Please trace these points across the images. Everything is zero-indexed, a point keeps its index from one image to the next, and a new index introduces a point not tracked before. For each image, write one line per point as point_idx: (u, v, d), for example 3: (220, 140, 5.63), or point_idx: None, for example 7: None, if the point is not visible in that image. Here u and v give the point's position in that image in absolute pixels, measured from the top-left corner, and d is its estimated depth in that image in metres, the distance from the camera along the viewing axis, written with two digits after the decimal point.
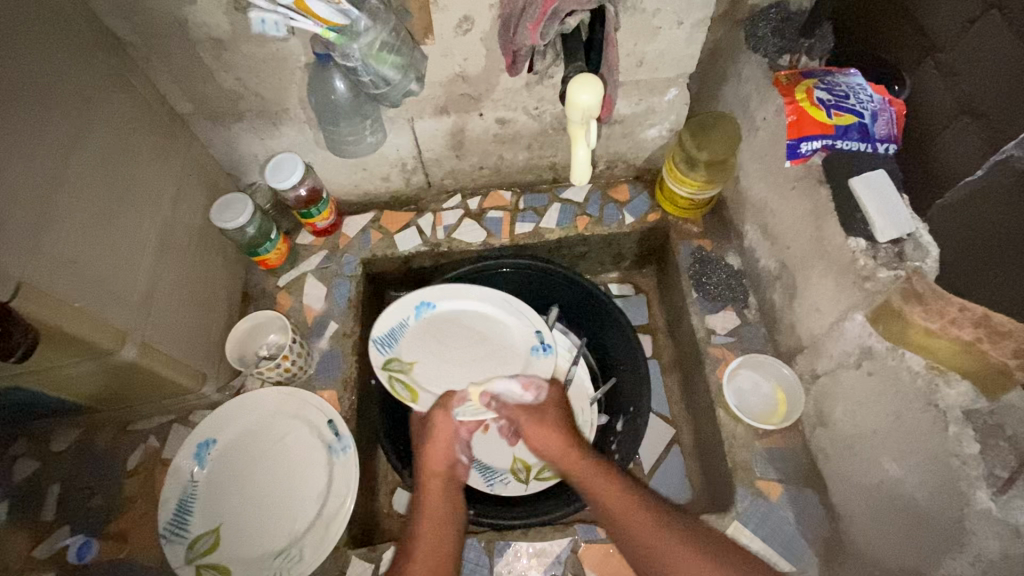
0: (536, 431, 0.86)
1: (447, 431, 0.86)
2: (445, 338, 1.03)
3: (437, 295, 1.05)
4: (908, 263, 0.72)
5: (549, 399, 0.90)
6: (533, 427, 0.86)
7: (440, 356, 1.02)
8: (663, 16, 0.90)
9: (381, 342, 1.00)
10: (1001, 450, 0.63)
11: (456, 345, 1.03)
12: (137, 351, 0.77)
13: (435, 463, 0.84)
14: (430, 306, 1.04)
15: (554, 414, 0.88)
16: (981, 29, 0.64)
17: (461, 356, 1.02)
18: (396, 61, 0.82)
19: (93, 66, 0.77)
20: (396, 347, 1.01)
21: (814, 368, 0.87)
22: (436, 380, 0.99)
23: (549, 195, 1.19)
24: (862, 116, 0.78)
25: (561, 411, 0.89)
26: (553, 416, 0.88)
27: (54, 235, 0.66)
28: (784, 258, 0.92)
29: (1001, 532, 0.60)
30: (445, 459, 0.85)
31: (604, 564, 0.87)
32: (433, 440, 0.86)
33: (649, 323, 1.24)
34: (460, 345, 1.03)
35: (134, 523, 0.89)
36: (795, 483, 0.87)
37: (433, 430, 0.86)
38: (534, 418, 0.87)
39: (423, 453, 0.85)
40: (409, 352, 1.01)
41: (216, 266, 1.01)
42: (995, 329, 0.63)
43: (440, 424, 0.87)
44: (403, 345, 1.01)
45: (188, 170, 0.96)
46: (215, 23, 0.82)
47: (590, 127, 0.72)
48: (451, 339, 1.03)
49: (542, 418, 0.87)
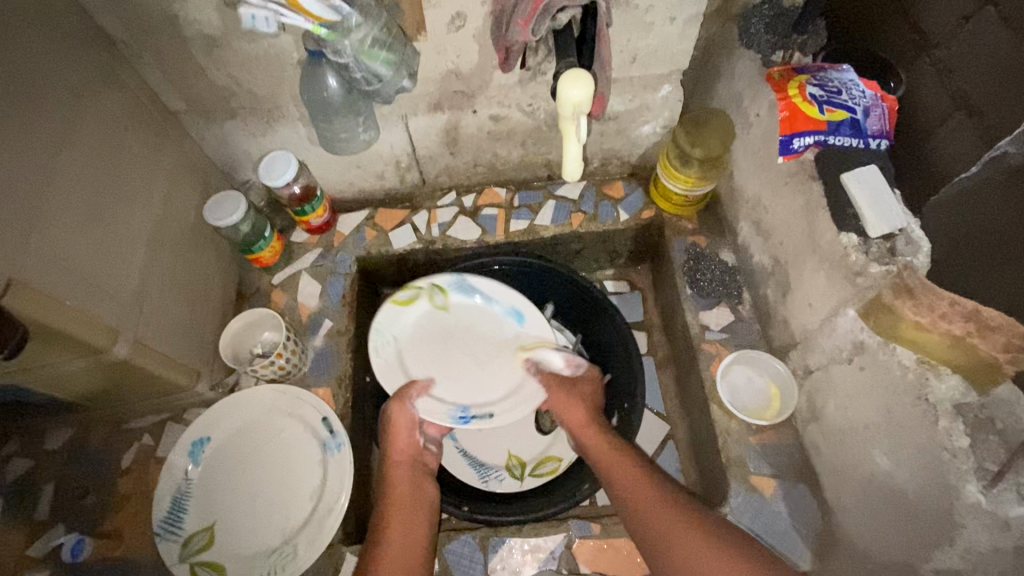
0: (564, 400, 0.94)
1: (406, 422, 0.92)
2: (479, 338, 1.02)
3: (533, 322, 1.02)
4: (899, 258, 0.71)
5: (587, 377, 0.98)
6: (560, 396, 0.95)
7: (466, 335, 1.03)
8: (655, 12, 0.90)
9: (458, 282, 1.03)
10: (991, 444, 0.63)
11: (475, 345, 1.02)
12: (129, 349, 0.77)
13: (400, 449, 0.91)
14: (518, 324, 1.03)
15: (582, 389, 0.95)
16: (976, 26, 0.63)
17: (470, 367, 1.01)
18: (388, 58, 0.82)
19: (84, 64, 0.77)
20: (457, 295, 1.03)
21: (807, 363, 0.87)
22: (424, 330, 1.02)
23: (544, 192, 1.18)
24: (855, 112, 0.78)
25: (590, 391, 0.96)
26: (581, 392, 0.95)
27: (44, 234, 0.66)
28: (777, 254, 0.92)
29: (990, 525, 0.61)
30: (407, 447, 0.91)
31: (598, 559, 0.87)
32: (394, 431, 0.91)
33: (644, 319, 1.24)
34: (475, 353, 1.02)
35: (128, 521, 0.89)
36: (788, 478, 0.87)
37: (391, 423, 0.92)
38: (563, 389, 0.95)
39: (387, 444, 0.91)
40: (455, 308, 1.03)
41: (210, 264, 1.01)
42: (986, 324, 0.62)
43: (396, 416, 0.92)
44: (460, 301, 1.04)
45: (181, 168, 0.96)
46: (206, 19, 0.82)
47: (580, 122, 0.72)
48: (475, 339, 1.02)
49: (571, 392, 0.95)
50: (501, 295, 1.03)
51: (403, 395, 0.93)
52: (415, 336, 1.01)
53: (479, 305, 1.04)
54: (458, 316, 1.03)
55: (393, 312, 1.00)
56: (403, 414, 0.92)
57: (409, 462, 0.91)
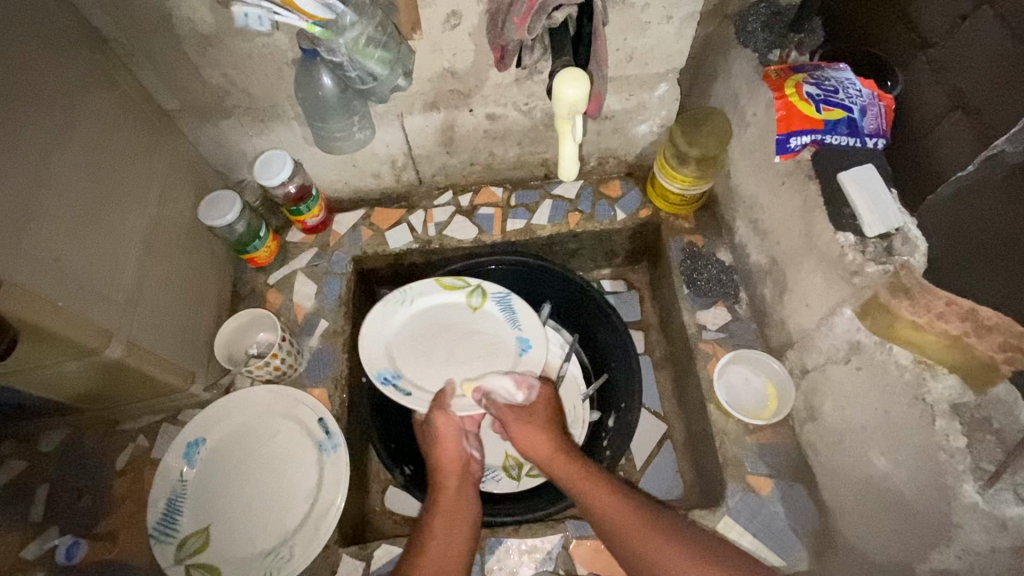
0: (525, 432, 0.88)
1: (450, 433, 0.89)
2: (479, 346, 1.02)
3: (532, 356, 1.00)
4: (897, 258, 0.71)
5: (541, 397, 0.93)
6: (520, 427, 0.89)
7: (468, 335, 1.04)
8: (651, 11, 0.90)
9: (497, 294, 1.05)
10: (988, 443, 0.63)
11: (471, 346, 1.02)
12: (123, 351, 0.77)
13: (449, 464, 0.88)
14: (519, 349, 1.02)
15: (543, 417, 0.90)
16: (974, 26, 0.63)
17: (447, 358, 1.01)
18: (383, 57, 0.81)
19: (76, 63, 0.77)
20: (489, 307, 1.05)
21: (804, 363, 0.87)
22: (444, 314, 1.05)
23: (540, 191, 1.18)
24: (851, 111, 0.78)
25: (548, 415, 0.90)
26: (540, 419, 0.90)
27: (35, 234, 0.65)
28: (774, 253, 0.92)
29: (988, 525, 0.61)
30: (455, 458, 0.88)
31: (596, 560, 0.87)
32: (441, 444, 0.88)
33: (641, 319, 1.24)
34: (462, 352, 1.02)
35: (124, 523, 0.89)
36: (785, 477, 0.87)
37: (437, 434, 0.88)
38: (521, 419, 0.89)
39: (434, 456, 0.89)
40: (475, 312, 1.05)
41: (205, 264, 1.00)
42: (982, 324, 0.63)
43: (441, 426, 0.88)
44: (487, 315, 1.05)
45: (175, 167, 0.95)
46: (200, 18, 0.82)
47: (576, 123, 0.72)
48: (469, 340, 1.03)
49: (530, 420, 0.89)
50: (513, 319, 1.04)
51: (440, 404, 0.90)
52: (433, 312, 1.05)
53: (500, 322, 1.04)
54: (477, 323, 1.05)
55: (432, 287, 1.05)
56: (448, 425, 0.89)
57: (459, 478, 0.87)
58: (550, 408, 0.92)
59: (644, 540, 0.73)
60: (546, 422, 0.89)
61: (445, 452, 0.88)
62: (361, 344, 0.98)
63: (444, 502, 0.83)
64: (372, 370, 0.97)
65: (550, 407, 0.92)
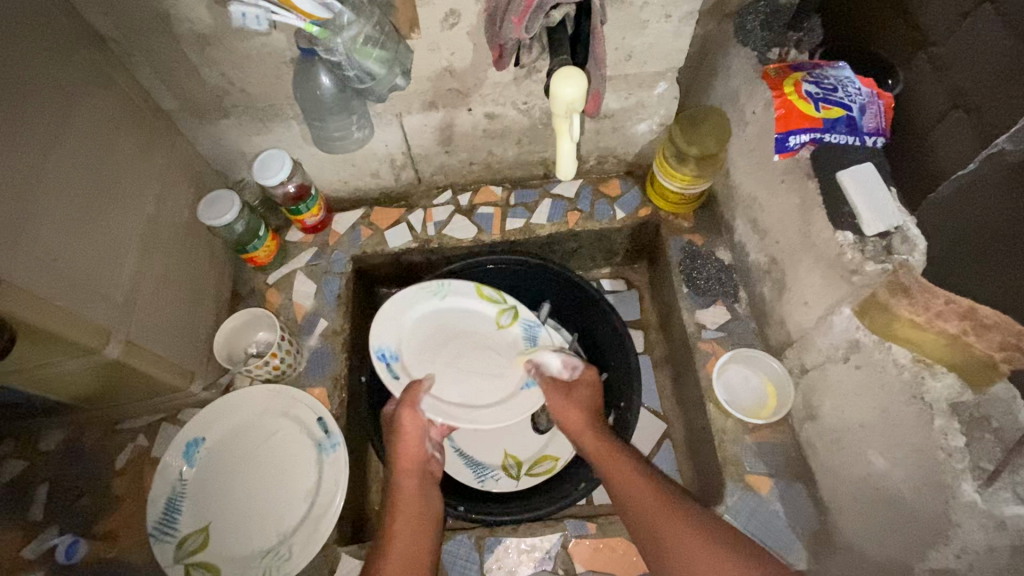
0: (562, 403, 0.93)
1: (414, 429, 0.90)
2: (490, 365, 1.02)
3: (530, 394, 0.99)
4: (895, 257, 0.71)
5: (586, 379, 0.97)
6: (559, 398, 0.94)
7: (482, 349, 1.03)
8: (650, 10, 0.89)
9: (527, 322, 1.05)
10: (986, 443, 0.62)
11: (483, 359, 1.02)
12: (121, 350, 0.77)
13: (410, 459, 0.89)
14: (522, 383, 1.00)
15: (580, 393, 0.95)
16: (974, 23, 0.63)
17: (462, 359, 1.02)
18: (380, 55, 0.81)
19: (74, 62, 0.77)
20: (516, 328, 1.05)
21: (803, 362, 0.87)
22: (470, 320, 1.05)
23: (539, 190, 1.18)
24: (851, 109, 0.77)
25: (589, 395, 0.95)
26: (580, 394, 0.94)
27: (33, 234, 0.65)
28: (773, 252, 0.92)
29: (986, 524, 0.61)
30: (416, 455, 0.90)
31: (594, 560, 0.87)
32: (403, 439, 0.90)
33: (641, 318, 1.24)
34: (479, 358, 1.02)
35: (123, 522, 0.89)
36: (784, 477, 0.87)
37: (401, 430, 0.90)
38: (561, 392, 0.95)
39: (395, 451, 0.90)
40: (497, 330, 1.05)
41: (204, 264, 1.00)
42: (981, 322, 0.63)
43: (406, 421, 0.90)
44: (514, 334, 1.05)
45: (173, 167, 0.95)
46: (198, 17, 0.82)
47: (574, 121, 0.72)
48: (486, 349, 1.03)
49: (568, 394, 0.94)
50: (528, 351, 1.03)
51: (411, 400, 0.91)
52: (461, 313, 1.05)
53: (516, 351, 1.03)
54: (498, 344, 1.04)
55: (469, 292, 1.06)
56: (413, 420, 0.90)
57: (417, 475, 0.89)
58: (594, 389, 0.96)
59: (666, 517, 0.74)
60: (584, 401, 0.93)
61: (409, 449, 0.89)
62: (381, 317, 0.99)
63: (405, 503, 0.85)
64: (376, 339, 0.98)
65: (595, 389, 0.96)
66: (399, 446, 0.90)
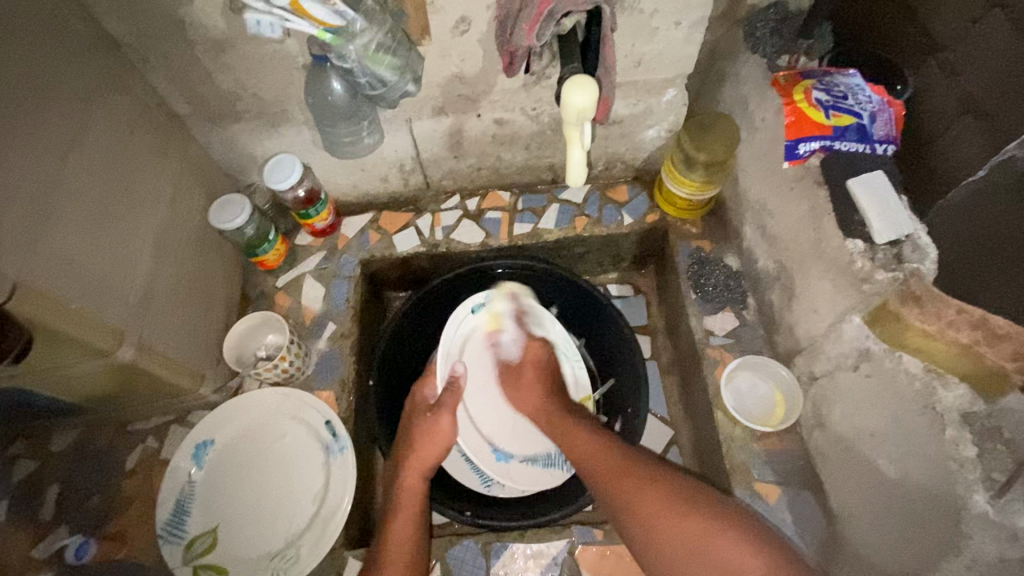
0: (513, 392, 0.99)
1: (445, 436, 0.92)
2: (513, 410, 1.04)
3: (494, 465, 1.01)
4: (907, 264, 0.72)
5: (531, 356, 0.99)
6: (510, 386, 1.00)
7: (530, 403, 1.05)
8: (661, 17, 0.90)
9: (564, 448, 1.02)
10: (998, 453, 0.63)
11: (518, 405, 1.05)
12: (135, 352, 0.77)
13: (421, 460, 0.89)
14: (494, 451, 1.02)
15: (524, 377, 0.97)
16: (987, 28, 0.62)
17: None
18: (393, 62, 0.82)
19: (92, 68, 0.78)
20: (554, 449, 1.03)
21: (813, 369, 0.86)
22: None
23: (548, 195, 1.19)
24: (861, 116, 0.79)
25: (539, 369, 0.98)
26: (527, 378, 0.97)
27: (50, 236, 0.66)
28: (783, 259, 0.92)
29: (998, 535, 0.61)
30: (429, 458, 0.90)
31: (600, 564, 0.87)
32: (424, 442, 0.91)
33: (648, 324, 1.24)
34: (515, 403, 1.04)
35: (133, 523, 0.90)
36: (793, 485, 0.87)
37: (434, 429, 0.92)
38: (510, 378, 1.00)
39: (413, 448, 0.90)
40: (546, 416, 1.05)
41: (214, 266, 1.01)
42: (994, 332, 0.62)
43: (442, 423, 0.92)
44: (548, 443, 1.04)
45: (185, 170, 0.96)
46: (212, 24, 0.82)
47: (585, 128, 0.71)
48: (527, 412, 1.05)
49: (517, 382, 0.98)
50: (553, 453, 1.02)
51: (453, 406, 0.94)
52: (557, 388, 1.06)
53: (531, 451, 1.03)
54: (523, 432, 1.04)
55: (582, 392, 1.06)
56: (447, 427, 0.92)
57: (423, 478, 0.89)
58: (540, 363, 0.98)
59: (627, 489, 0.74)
60: (538, 376, 0.97)
61: (425, 453, 0.90)
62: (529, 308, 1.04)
63: (405, 503, 0.85)
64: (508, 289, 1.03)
65: (541, 362, 0.98)
66: (421, 444, 0.90)
